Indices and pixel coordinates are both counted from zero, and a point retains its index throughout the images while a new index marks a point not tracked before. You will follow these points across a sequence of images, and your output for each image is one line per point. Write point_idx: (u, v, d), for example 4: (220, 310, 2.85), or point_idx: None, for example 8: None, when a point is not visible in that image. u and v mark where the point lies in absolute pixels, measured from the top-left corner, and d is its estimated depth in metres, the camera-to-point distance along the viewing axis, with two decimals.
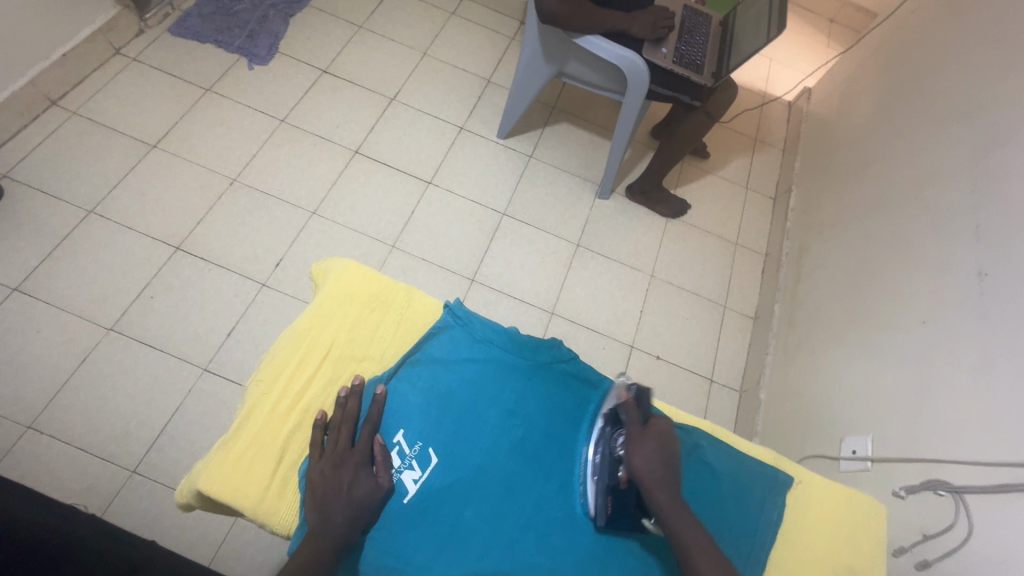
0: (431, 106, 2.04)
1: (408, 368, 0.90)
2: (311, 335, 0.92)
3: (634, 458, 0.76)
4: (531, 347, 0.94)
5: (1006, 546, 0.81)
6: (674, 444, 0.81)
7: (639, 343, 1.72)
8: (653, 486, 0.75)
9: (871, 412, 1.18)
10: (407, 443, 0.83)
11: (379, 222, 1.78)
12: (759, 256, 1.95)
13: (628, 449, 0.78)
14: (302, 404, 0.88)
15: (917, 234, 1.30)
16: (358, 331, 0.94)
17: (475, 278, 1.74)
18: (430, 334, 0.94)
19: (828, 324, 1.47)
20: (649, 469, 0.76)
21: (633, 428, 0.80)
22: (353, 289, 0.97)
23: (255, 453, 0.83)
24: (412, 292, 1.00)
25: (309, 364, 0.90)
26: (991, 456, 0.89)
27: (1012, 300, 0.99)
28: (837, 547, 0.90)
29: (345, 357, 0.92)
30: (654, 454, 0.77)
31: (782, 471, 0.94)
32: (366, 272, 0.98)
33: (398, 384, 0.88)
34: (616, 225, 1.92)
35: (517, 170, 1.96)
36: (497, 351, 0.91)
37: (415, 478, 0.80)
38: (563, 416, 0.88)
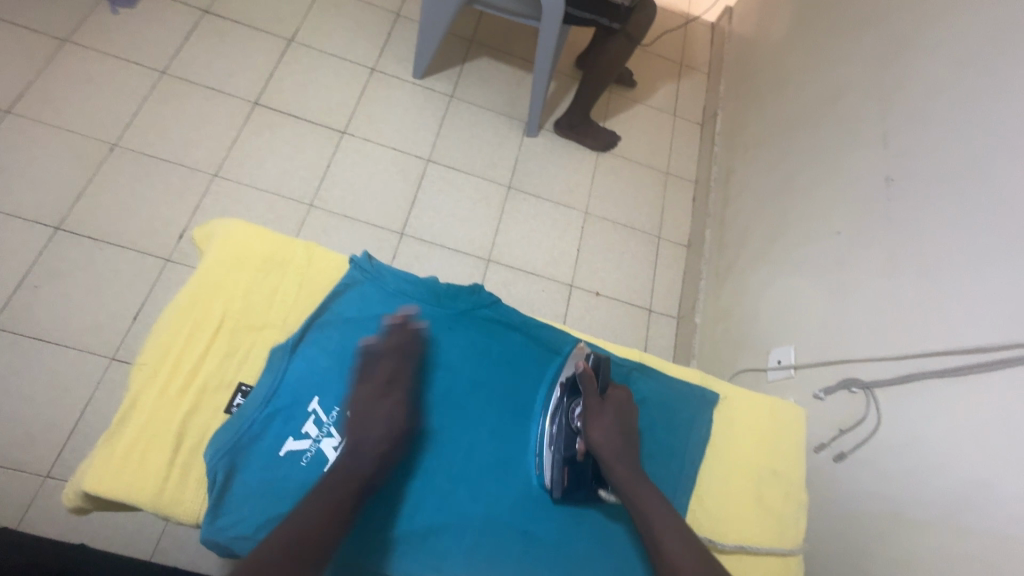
0: (336, 47, 1.85)
1: (315, 331, 0.82)
2: (197, 306, 0.81)
3: (594, 433, 0.79)
4: (450, 295, 0.89)
5: (909, 431, 0.89)
6: (630, 414, 0.83)
7: (578, 282, 1.72)
8: (613, 459, 0.78)
9: (793, 324, 1.24)
10: (323, 411, 0.78)
11: (291, 180, 1.63)
12: (690, 184, 1.96)
13: (587, 423, 0.80)
14: (196, 383, 0.78)
15: (831, 147, 1.33)
16: (253, 297, 0.84)
17: (404, 232, 1.65)
18: (337, 291, 0.85)
19: (754, 245, 1.51)
20: (607, 441, 0.79)
21: (590, 401, 0.81)
22: (242, 252, 0.85)
23: (146, 443, 0.74)
24: (313, 247, 0.89)
25: (199, 339, 0.80)
26: (895, 351, 0.96)
27: (916, 201, 1.03)
28: (761, 453, 0.95)
29: (242, 327, 0.83)
30: (612, 426, 0.80)
31: (708, 390, 0.97)
32: (256, 230, 0.87)
33: (306, 349, 0.81)
34: (547, 164, 1.87)
35: (438, 112, 1.84)
36: (413, 305, 0.87)
37: (336, 446, 0.76)
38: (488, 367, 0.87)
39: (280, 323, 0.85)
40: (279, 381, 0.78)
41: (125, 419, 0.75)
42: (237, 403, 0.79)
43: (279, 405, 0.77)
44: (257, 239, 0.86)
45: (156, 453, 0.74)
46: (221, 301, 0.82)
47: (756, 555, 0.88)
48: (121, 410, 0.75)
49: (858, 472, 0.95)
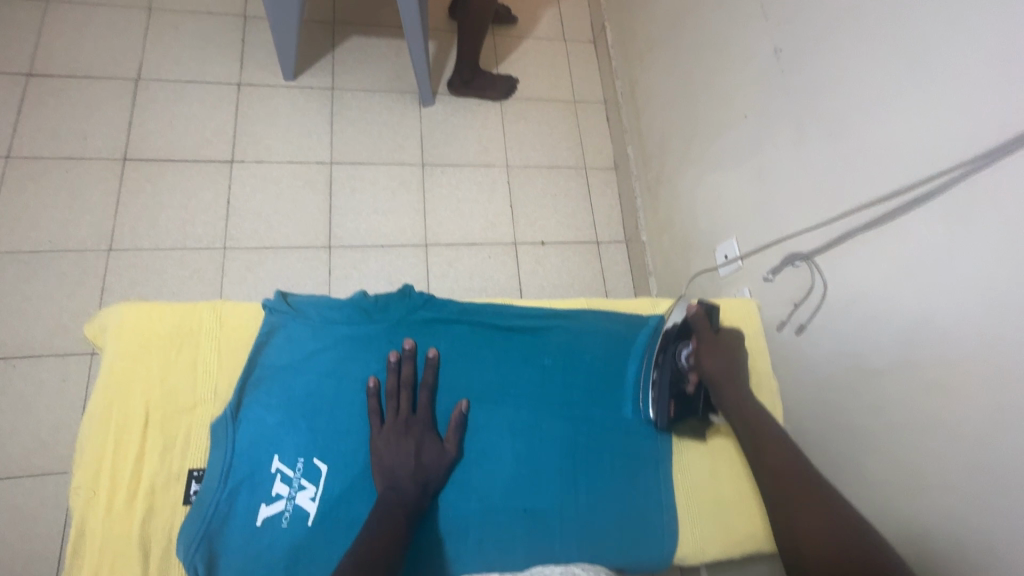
0: (190, 71, 1.67)
1: (252, 390, 0.78)
2: (116, 408, 0.76)
3: (706, 361, 0.86)
4: (380, 306, 0.85)
5: (853, 288, 0.92)
6: (736, 351, 0.91)
7: (520, 237, 1.70)
8: (724, 385, 0.85)
9: (729, 217, 1.26)
10: (288, 466, 0.76)
11: (195, 228, 1.52)
12: (600, 105, 1.93)
13: (698, 355, 0.87)
14: (142, 486, 0.74)
15: (717, 31, 1.31)
16: (172, 379, 0.78)
17: (331, 243, 1.57)
18: (260, 341, 0.80)
19: (675, 149, 1.51)
20: (718, 371, 0.86)
21: (702, 336, 0.88)
22: (141, 336, 0.78)
23: (111, 564, 0.71)
24: (218, 305, 0.82)
25: (130, 441, 0.75)
26: (824, 215, 0.98)
27: (811, 64, 1.02)
28: None
29: (173, 413, 0.77)
30: (721, 358, 0.87)
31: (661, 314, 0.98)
32: (149, 308, 0.80)
33: (250, 411, 0.77)
34: (453, 129, 1.79)
35: (324, 110, 1.72)
36: (346, 329, 0.83)
37: (313, 495, 0.76)
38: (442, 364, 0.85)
39: (211, 395, 0.79)
40: (230, 453, 0.75)
41: (83, 547, 0.72)
42: (194, 490, 0.76)
43: (240, 476, 0.75)
44: (155, 317, 0.79)
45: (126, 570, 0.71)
46: (139, 394, 0.76)
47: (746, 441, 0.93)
48: (73, 539, 0.71)
49: (819, 339, 0.99)
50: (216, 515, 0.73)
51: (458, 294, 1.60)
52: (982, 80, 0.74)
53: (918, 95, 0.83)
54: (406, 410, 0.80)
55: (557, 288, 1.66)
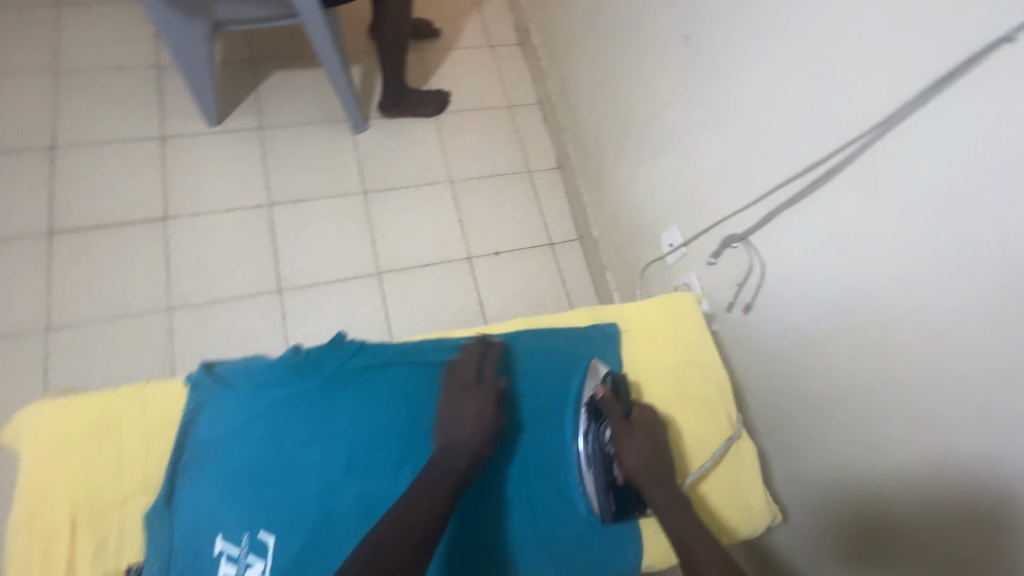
0: (109, 130, 1.62)
1: (188, 471, 0.75)
2: (41, 513, 0.73)
3: (628, 459, 0.82)
4: (312, 362, 0.82)
5: (791, 263, 0.94)
6: (657, 433, 0.87)
7: (474, 251, 1.69)
8: (649, 483, 0.82)
9: (668, 205, 1.27)
10: (232, 543, 0.72)
11: (136, 292, 1.47)
12: (535, 107, 1.93)
13: (620, 449, 0.83)
14: None
15: (631, 23, 1.31)
16: (98, 474, 0.76)
17: (281, 286, 1.54)
18: (190, 420, 0.78)
19: (610, 143, 1.51)
20: (642, 467, 0.82)
21: (619, 425, 0.85)
22: (60, 434, 0.77)
23: None
24: (139, 389, 0.80)
25: (60, 545, 0.73)
26: (749, 196, 1.01)
27: (718, 50, 1.04)
28: (670, 350, 0.98)
29: (101, 509, 0.75)
30: (643, 450, 0.83)
31: (605, 324, 0.98)
32: (65, 404, 0.78)
33: (187, 493, 0.74)
34: (391, 151, 1.76)
35: (255, 151, 1.68)
36: (277, 392, 0.79)
37: (262, 569, 0.70)
38: (383, 409, 0.78)
39: (141, 484, 0.77)
40: (171, 537, 0.73)
41: None
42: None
43: (183, 561, 0.72)
44: (71, 414, 0.77)
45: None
46: (62, 495, 0.74)
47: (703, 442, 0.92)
48: None
49: (765, 317, 1.00)
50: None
51: (419, 318, 1.58)
52: (867, 53, 0.78)
53: (815, 73, 0.86)
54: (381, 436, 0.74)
55: (518, 296, 1.66)
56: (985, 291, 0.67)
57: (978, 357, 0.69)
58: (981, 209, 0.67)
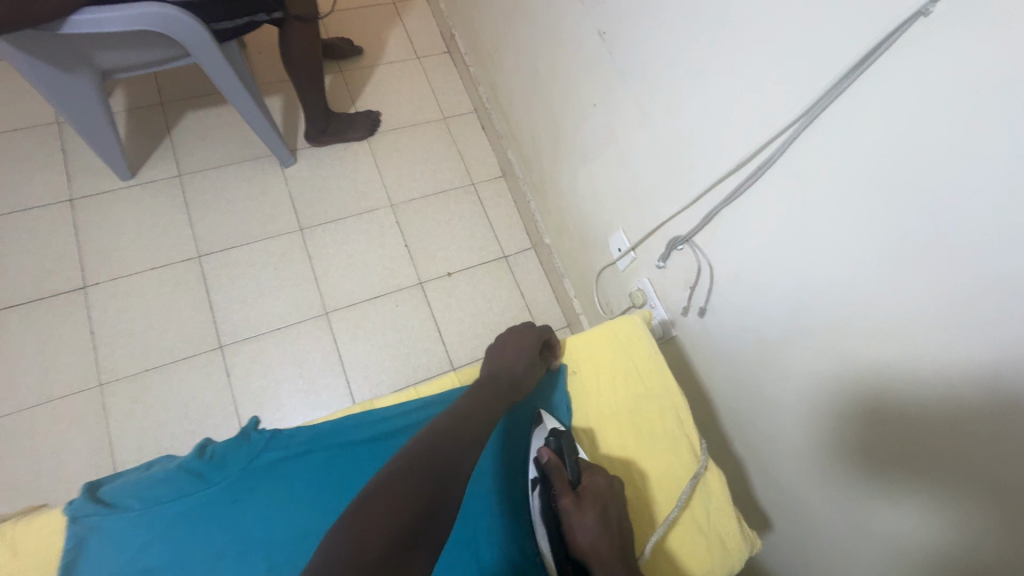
0: (8, 201, 1.49)
1: None
2: None
3: (577, 534, 0.75)
4: (216, 465, 0.74)
5: (737, 260, 0.90)
6: (613, 499, 0.77)
7: (425, 275, 1.61)
8: (600, 565, 0.73)
9: (611, 209, 1.21)
10: None
11: (61, 373, 1.35)
12: (471, 115, 1.85)
13: (570, 526, 0.76)
14: None
15: (547, 22, 1.24)
16: None
17: (222, 342, 1.44)
18: (76, 557, 0.68)
19: (547, 147, 1.44)
20: (592, 545, 0.74)
21: (565, 499, 0.76)
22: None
23: None
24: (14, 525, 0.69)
25: None
26: (690, 194, 0.95)
27: (635, 45, 0.98)
28: (622, 383, 0.92)
29: None
30: (593, 528, 0.74)
31: (552, 365, 0.94)
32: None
33: None
34: (324, 181, 1.67)
35: (176, 201, 1.57)
36: (176, 506, 0.71)
37: None
38: (300, 508, 0.74)
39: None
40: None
41: None
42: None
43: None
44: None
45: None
46: None
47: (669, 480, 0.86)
48: None
49: (721, 317, 0.96)
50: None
51: (375, 354, 1.50)
52: (784, 36, 0.72)
53: (733, 61, 0.80)
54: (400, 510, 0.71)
55: (477, 316, 1.59)
56: (935, 283, 0.62)
57: (939, 345, 0.63)
58: (918, 197, 0.62)
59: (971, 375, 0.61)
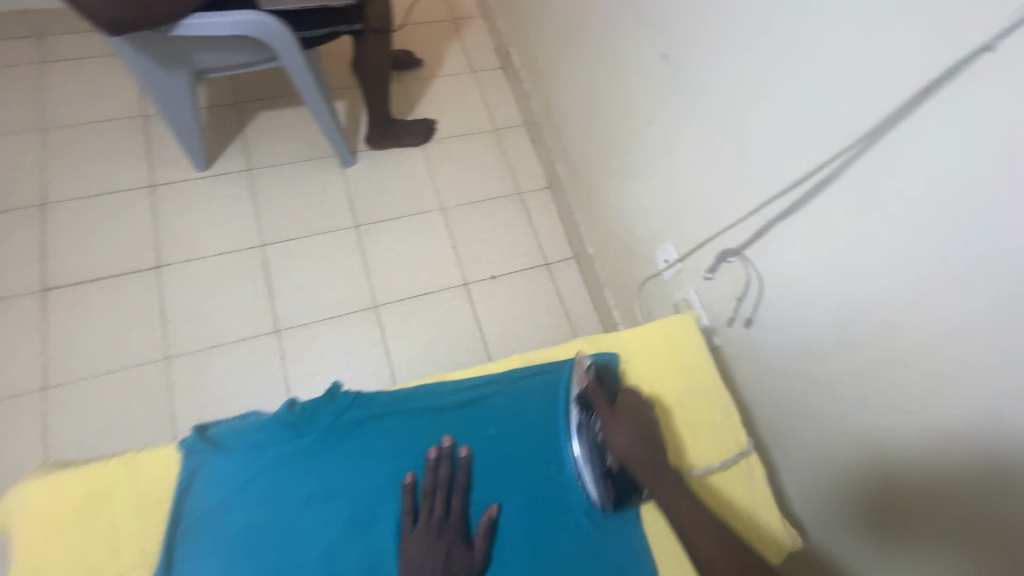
0: (97, 183, 1.62)
1: (184, 541, 0.70)
2: None
3: (615, 441, 0.77)
4: (307, 417, 0.78)
5: (786, 274, 0.94)
6: (645, 413, 0.81)
7: (470, 277, 1.68)
8: (641, 465, 0.75)
9: (659, 221, 1.26)
10: None
11: (132, 344, 1.45)
12: (521, 128, 1.93)
13: (606, 434, 0.78)
14: None
15: (608, 43, 1.32)
16: (92, 550, 0.71)
17: (279, 327, 1.53)
18: (183, 488, 0.73)
19: (598, 160, 1.51)
20: (631, 448, 0.76)
21: (603, 411, 0.79)
22: (50, 514, 0.71)
23: None
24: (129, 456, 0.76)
25: None
26: (742, 209, 1.00)
27: (697, 67, 1.04)
28: (671, 376, 0.97)
29: None
30: (631, 432, 0.77)
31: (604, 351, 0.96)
32: (54, 480, 0.73)
33: (183, 565, 0.69)
34: (381, 182, 1.77)
35: (245, 193, 1.68)
36: (271, 450, 0.76)
37: None
38: (382, 463, 0.76)
39: (137, 559, 0.71)
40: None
41: None
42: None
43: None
44: (62, 490, 0.72)
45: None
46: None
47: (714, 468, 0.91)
48: None
49: (767, 329, 1.00)
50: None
51: (419, 349, 1.56)
52: (849, 64, 0.77)
53: (795, 85, 0.86)
54: (440, 511, 0.72)
55: (517, 319, 1.65)
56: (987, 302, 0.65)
57: (987, 369, 0.67)
58: (973, 220, 0.66)
59: (1020, 395, 0.63)
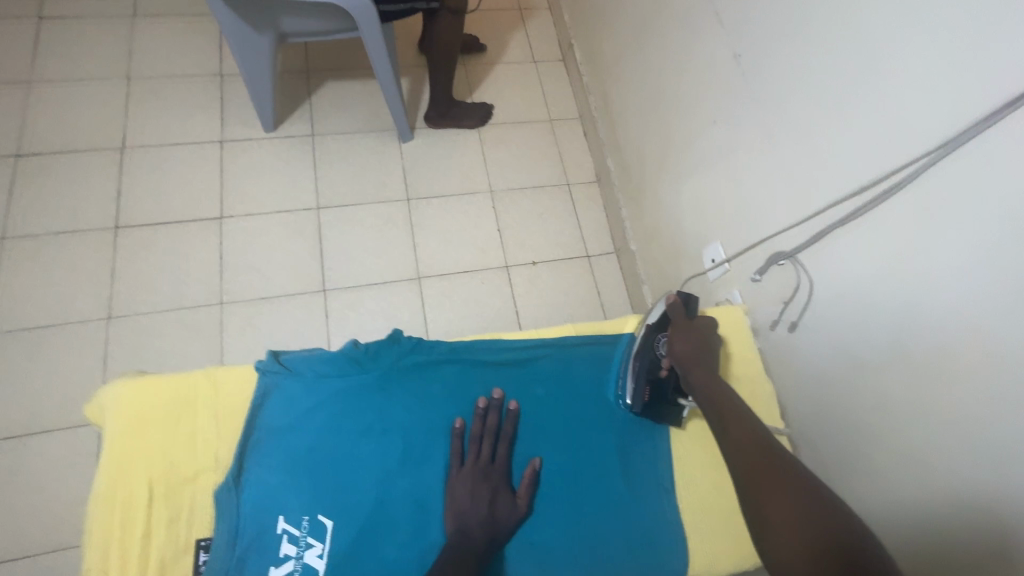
0: (172, 134, 1.71)
1: (252, 453, 0.77)
2: (120, 483, 0.74)
3: (677, 344, 0.89)
4: (371, 355, 0.84)
5: (838, 281, 0.94)
6: (711, 338, 0.93)
7: (512, 260, 1.71)
8: (693, 366, 0.87)
9: (711, 221, 1.28)
10: (293, 526, 0.74)
11: (190, 287, 1.54)
12: (576, 121, 1.96)
13: (671, 339, 0.91)
14: (152, 560, 0.72)
15: (679, 42, 1.34)
16: (172, 449, 0.76)
17: (326, 287, 1.59)
18: (255, 405, 0.79)
19: (653, 158, 1.53)
20: (690, 351, 0.89)
21: (679, 322, 0.92)
22: (139, 411, 0.77)
23: None
24: (213, 369, 0.81)
25: (137, 515, 0.73)
26: (801, 212, 1.00)
27: (770, 70, 1.05)
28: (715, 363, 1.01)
29: (175, 483, 0.76)
30: (693, 341, 0.89)
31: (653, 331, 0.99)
32: (146, 382, 0.79)
33: (252, 474, 0.75)
34: (435, 160, 1.82)
35: (307, 157, 1.75)
36: (336, 381, 0.81)
37: (320, 552, 0.73)
38: (436, 406, 0.83)
39: (212, 463, 0.77)
40: (236, 520, 0.73)
41: None
42: (203, 559, 0.74)
43: (247, 541, 0.73)
44: (153, 391, 0.79)
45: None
46: (140, 469, 0.75)
47: None
48: None
49: (812, 335, 1.00)
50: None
51: (456, 324, 1.61)
52: (935, 72, 0.76)
53: (871, 92, 0.86)
54: (486, 456, 0.80)
55: (553, 306, 1.67)
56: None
57: None
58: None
59: None
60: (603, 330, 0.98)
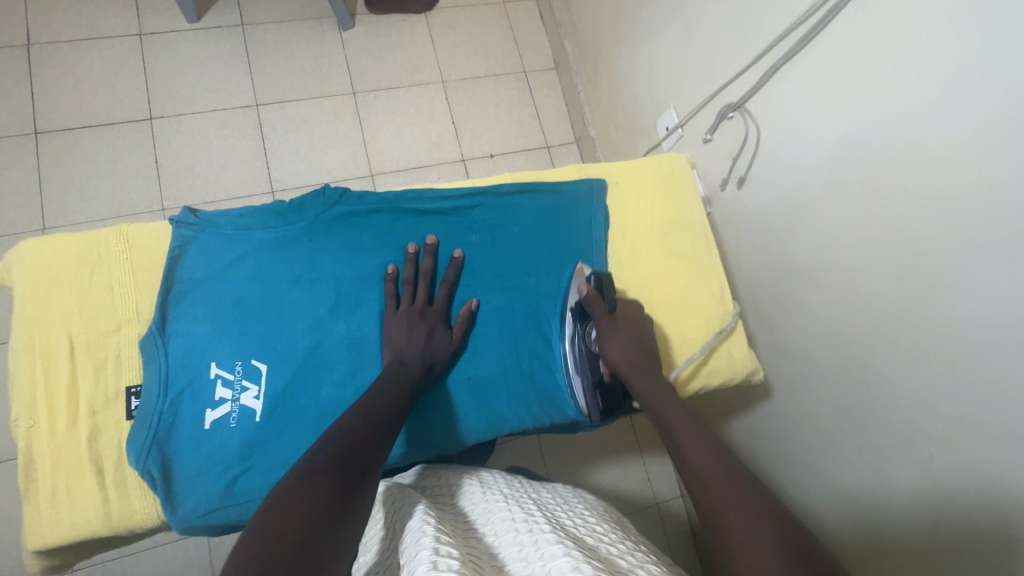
0: (83, 27, 1.54)
1: (178, 305, 0.78)
2: (37, 339, 0.76)
3: (611, 351, 0.82)
4: (295, 208, 0.83)
5: (784, 123, 0.93)
6: (643, 327, 0.86)
7: (468, 153, 1.65)
8: (634, 373, 0.80)
9: (665, 87, 1.23)
10: (227, 371, 0.78)
11: (128, 192, 1.46)
12: (531, 3, 1.82)
13: (604, 344, 0.83)
14: (82, 409, 0.76)
15: None
16: (88, 305, 0.78)
17: (274, 188, 1.52)
18: (174, 258, 0.79)
19: (607, 30, 1.44)
20: (625, 358, 0.81)
21: (602, 320, 0.84)
22: (47, 270, 0.78)
23: (65, 481, 0.74)
24: (122, 228, 0.81)
25: (59, 367, 0.76)
26: (748, 57, 0.97)
27: None
28: (659, 210, 0.98)
29: (97, 337, 0.78)
30: (629, 345, 0.82)
31: (593, 178, 0.97)
32: (53, 240, 0.79)
33: (180, 324, 0.78)
34: (380, 49, 1.68)
35: (238, 50, 1.61)
36: (259, 233, 0.82)
37: (257, 394, 0.78)
38: (368, 254, 0.85)
39: (133, 316, 0.79)
40: (165, 366, 0.76)
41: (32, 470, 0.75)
42: (135, 404, 0.78)
43: (179, 386, 0.76)
44: (61, 249, 0.79)
45: (82, 486, 0.74)
46: (58, 325, 0.77)
47: (688, 296, 0.95)
48: (23, 463, 0.74)
49: (759, 186, 1.01)
50: (161, 423, 0.75)
51: None
52: None
53: None
54: (422, 299, 0.83)
55: None
56: (983, 114, 0.66)
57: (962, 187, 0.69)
58: (991, 26, 0.64)
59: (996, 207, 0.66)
60: (542, 180, 0.97)
